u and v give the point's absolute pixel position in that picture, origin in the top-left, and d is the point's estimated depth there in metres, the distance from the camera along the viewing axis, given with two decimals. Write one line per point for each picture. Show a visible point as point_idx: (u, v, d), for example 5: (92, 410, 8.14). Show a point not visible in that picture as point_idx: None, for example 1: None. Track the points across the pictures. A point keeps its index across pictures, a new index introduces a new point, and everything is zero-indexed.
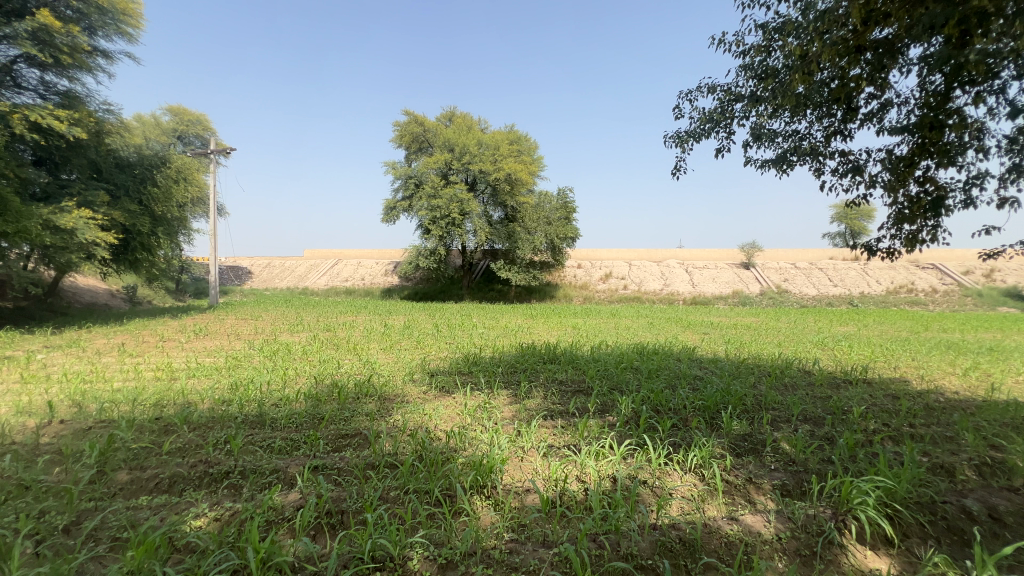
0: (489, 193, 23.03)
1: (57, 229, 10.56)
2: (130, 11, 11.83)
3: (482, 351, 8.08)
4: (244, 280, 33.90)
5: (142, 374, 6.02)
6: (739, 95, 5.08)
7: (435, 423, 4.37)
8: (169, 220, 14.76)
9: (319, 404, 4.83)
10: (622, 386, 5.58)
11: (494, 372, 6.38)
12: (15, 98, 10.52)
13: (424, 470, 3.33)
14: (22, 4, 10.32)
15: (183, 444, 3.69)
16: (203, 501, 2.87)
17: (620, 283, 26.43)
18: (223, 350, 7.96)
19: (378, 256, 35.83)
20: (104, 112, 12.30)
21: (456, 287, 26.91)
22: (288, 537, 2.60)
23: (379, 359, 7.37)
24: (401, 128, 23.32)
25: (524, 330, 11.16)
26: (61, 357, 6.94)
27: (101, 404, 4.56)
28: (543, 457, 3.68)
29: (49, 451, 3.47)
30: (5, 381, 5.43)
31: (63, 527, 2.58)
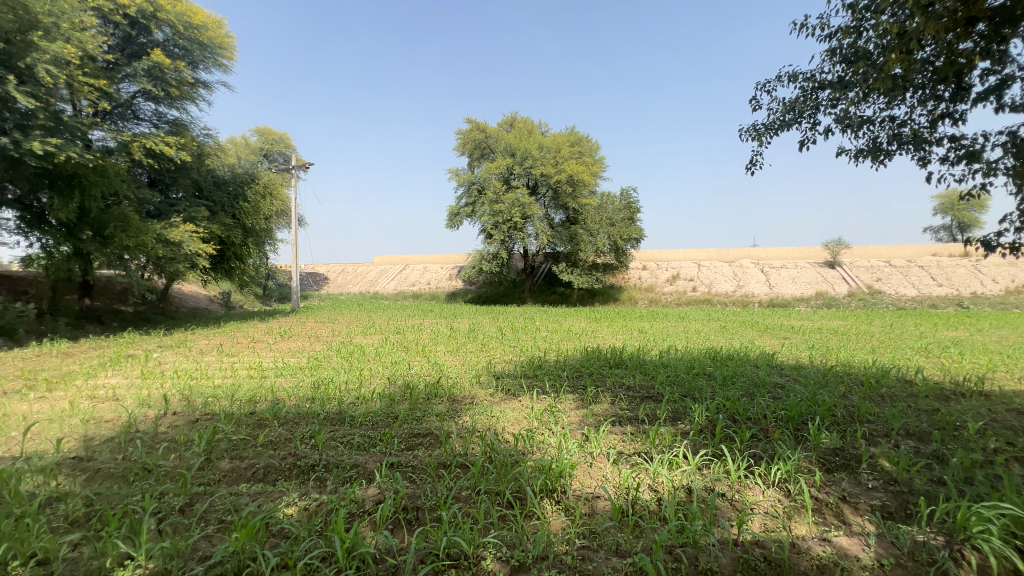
0: (551, 195, 23.09)
1: (167, 243, 11.92)
2: (225, 44, 13.11)
3: (547, 354, 8.08)
4: (322, 286, 36.50)
5: (237, 372, 6.64)
6: (825, 82, 4.71)
7: (504, 426, 4.43)
8: (258, 232, 16.16)
9: (393, 403, 5.07)
10: (695, 393, 5.33)
11: (560, 376, 6.34)
12: (135, 128, 12.00)
13: (494, 472, 3.38)
14: (141, 47, 11.82)
15: (275, 437, 4.03)
16: (293, 491, 3.11)
17: (688, 285, 25.33)
18: (305, 351, 8.57)
19: (443, 261, 36.99)
20: (205, 137, 13.73)
21: (519, 291, 27.15)
22: (370, 529, 2.73)
23: (447, 361, 7.59)
24: (464, 136, 24.00)
25: (588, 333, 11.04)
26: (171, 356, 7.83)
27: (205, 398, 5.07)
28: (613, 464, 3.60)
29: (166, 439, 3.92)
30: (129, 376, 6.21)
31: (180, 508, 2.88)
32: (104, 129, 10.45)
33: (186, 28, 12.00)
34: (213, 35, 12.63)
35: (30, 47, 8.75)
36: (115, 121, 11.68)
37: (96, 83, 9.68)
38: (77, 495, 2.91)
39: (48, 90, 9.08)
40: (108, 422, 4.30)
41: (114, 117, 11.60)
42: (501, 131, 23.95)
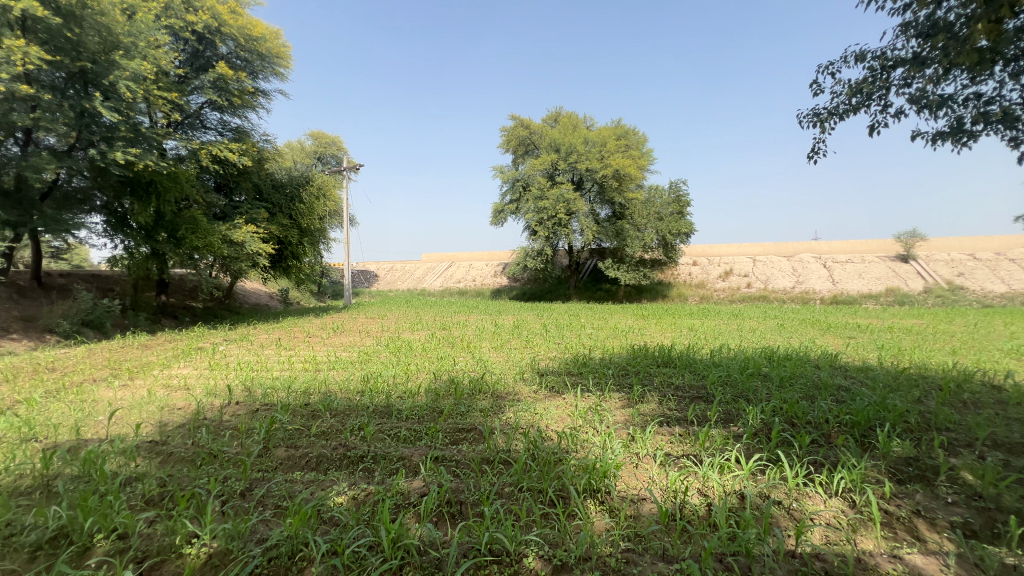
0: (596, 190, 22.78)
1: (231, 243, 12.74)
2: (282, 54, 13.79)
3: (592, 352, 7.96)
4: (372, 283, 37.84)
5: (294, 365, 6.99)
6: (898, 59, 4.33)
7: (547, 423, 4.40)
8: (313, 232, 16.95)
9: (438, 398, 5.17)
10: (749, 394, 5.07)
11: (605, 374, 6.22)
12: (203, 136, 12.89)
13: (537, 470, 3.36)
14: (207, 60, 12.67)
15: (327, 428, 4.21)
16: (344, 480, 3.23)
17: (742, 281, 24.19)
18: (356, 346, 8.91)
19: (488, 258, 37.36)
20: (264, 142, 14.55)
21: (564, 287, 26.97)
22: (415, 521, 2.78)
23: (491, 357, 7.66)
24: (508, 132, 24.12)
25: (635, 331, 10.79)
26: (236, 349, 8.37)
27: (265, 389, 5.38)
28: (660, 466, 3.49)
29: (229, 427, 4.19)
30: (198, 367, 6.70)
31: (240, 492, 3.07)
32: (176, 138, 11.27)
33: (246, 40, 12.71)
34: (271, 45, 13.20)
35: (113, 66, 9.54)
36: (186, 131, 12.59)
37: (168, 96, 10.44)
38: (152, 476, 3.15)
39: (128, 104, 9.90)
40: (180, 410, 4.65)
41: (185, 127, 12.50)
42: (545, 126, 23.85)
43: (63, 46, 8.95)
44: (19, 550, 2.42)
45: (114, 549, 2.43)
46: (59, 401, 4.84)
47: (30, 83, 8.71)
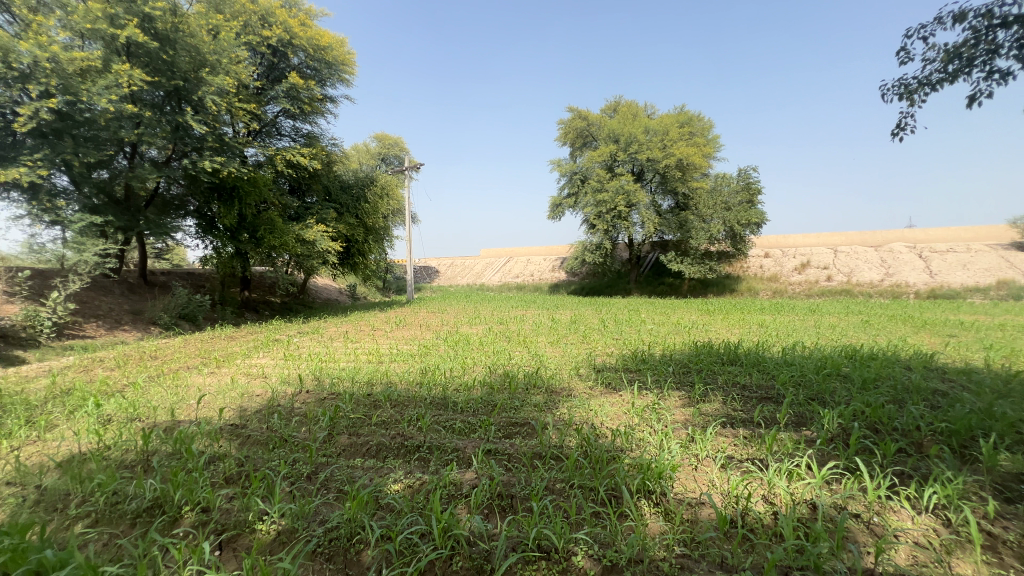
0: (658, 181, 22.05)
1: (304, 242, 13.63)
2: (348, 61, 14.47)
3: (651, 348, 7.70)
4: (434, 278, 39.11)
5: (359, 356, 7.37)
6: (1008, 18, 3.78)
7: (602, 420, 4.30)
8: (377, 230, 17.75)
9: (493, 391, 5.23)
10: (825, 396, 4.67)
11: (664, 371, 5.99)
12: (278, 143, 13.88)
13: (589, 467, 3.30)
14: (281, 72, 13.60)
15: (387, 418, 4.39)
16: (400, 469, 3.36)
17: (821, 273, 22.33)
18: (417, 339, 9.23)
19: (546, 253, 37.29)
20: (332, 146, 15.43)
21: (624, 282, 26.35)
22: (465, 512, 2.83)
23: (547, 352, 7.64)
24: (566, 125, 23.90)
25: (699, 327, 10.29)
26: (308, 341, 8.98)
27: (333, 379, 5.72)
28: (721, 469, 3.30)
29: (299, 414, 4.50)
30: (275, 357, 7.26)
31: (307, 475, 3.28)
32: (255, 146, 12.22)
33: (315, 50, 13.46)
34: (338, 53, 13.88)
35: (201, 82, 10.50)
36: (264, 139, 13.62)
37: (247, 107, 11.33)
38: (231, 456, 3.44)
39: (214, 117, 10.87)
40: (257, 396, 5.06)
41: (263, 135, 13.52)
42: (603, 117, 23.36)
43: (160, 67, 9.98)
44: (122, 516, 2.73)
45: (198, 521, 2.68)
46: (159, 386, 5.44)
47: (134, 102, 9.81)
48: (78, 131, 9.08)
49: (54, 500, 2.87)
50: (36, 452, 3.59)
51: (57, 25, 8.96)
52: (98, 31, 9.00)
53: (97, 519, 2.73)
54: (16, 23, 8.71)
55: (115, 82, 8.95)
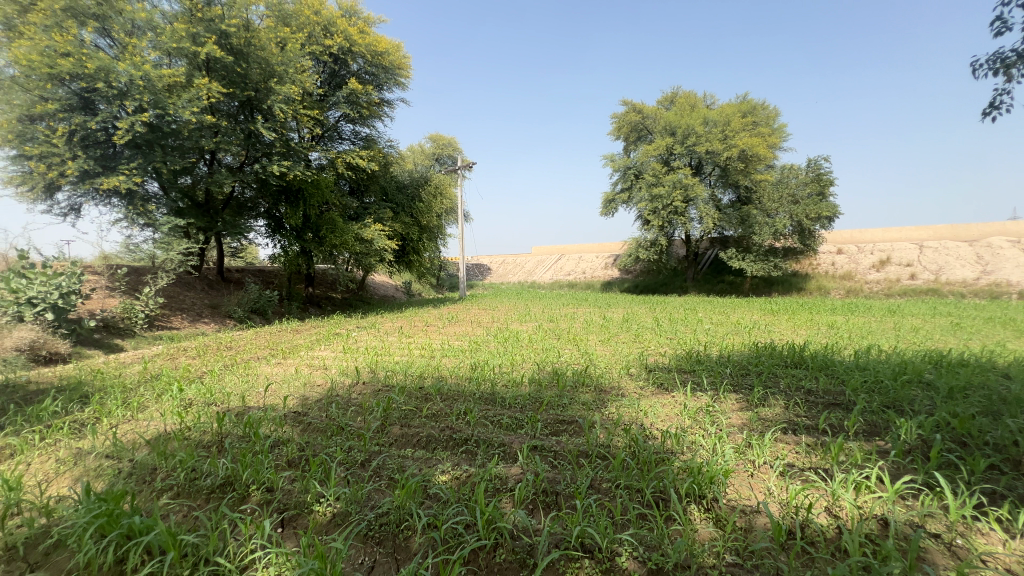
0: (718, 173, 21.17)
1: (363, 240, 14.25)
2: (404, 65, 14.97)
3: (707, 348, 7.39)
4: (486, 275, 39.67)
5: (413, 351, 7.63)
6: None
7: (652, 422, 4.18)
8: (431, 228, 18.24)
9: (541, 388, 5.24)
10: (903, 404, 4.27)
11: (721, 373, 5.72)
12: (339, 146, 14.59)
13: (637, 468, 3.23)
14: (342, 78, 14.29)
15: (437, 411, 4.51)
16: (448, 460, 3.44)
17: (903, 271, 20.45)
18: (468, 335, 9.41)
19: (599, 250, 36.73)
20: (389, 148, 16.03)
21: (680, 279, 25.45)
22: (510, 506, 2.85)
23: (597, 350, 7.54)
24: (619, 119, 23.47)
25: (761, 327, 9.75)
26: (365, 335, 9.39)
27: (387, 372, 5.96)
28: (779, 476, 3.12)
29: (355, 404, 4.73)
30: (335, 350, 7.67)
31: (361, 462, 3.44)
32: (318, 150, 12.92)
33: (374, 56, 14.03)
34: (394, 58, 14.37)
35: (271, 91, 11.28)
36: (326, 143, 14.35)
37: (311, 113, 12.00)
38: (293, 441, 3.67)
39: (281, 124, 11.62)
40: (317, 386, 5.37)
41: (325, 139, 14.25)
42: (659, 109, 22.66)
43: (235, 79, 10.85)
44: (199, 491, 3.00)
45: (263, 499, 2.89)
46: (233, 374, 5.92)
47: (212, 113, 10.69)
48: (165, 142, 10.00)
49: (144, 473, 3.19)
50: (130, 429, 4.02)
51: (150, 45, 9.70)
52: (183, 49, 9.81)
53: (178, 492, 3.00)
54: (116, 46, 9.67)
55: (197, 95, 9.79)
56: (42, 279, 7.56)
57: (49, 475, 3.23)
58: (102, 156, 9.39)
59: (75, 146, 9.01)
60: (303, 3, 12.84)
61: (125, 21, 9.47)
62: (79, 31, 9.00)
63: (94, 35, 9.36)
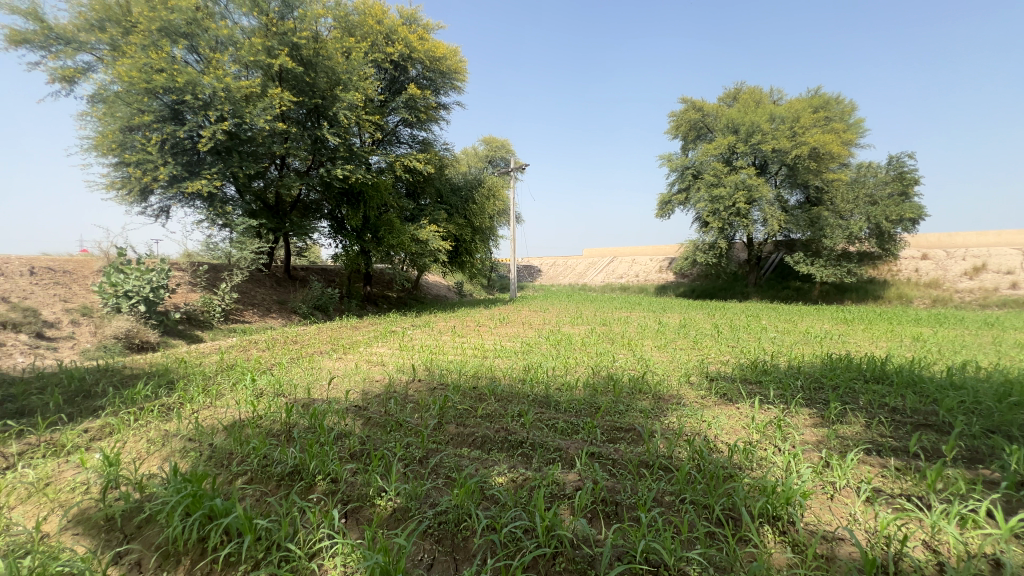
0: (785, 173, 19.99)
1: (419, 241, 14.63)
2: (461, 70, 15.26)
3: (774, 358, 6.94)
4: (535, 277, 39.57)
5: (466, 350, 7.71)
6: None
7: (717, 434, 3.96)
8: (484, 230, 18.43)
9: (596, 393, 5.11)
10: (1013, 430, 3.79)
11: (791, 385, 5.32)
12: (397, 150, 15.08)
13: (702, 483, 3.07)
14: (401, 84, 14.77)
15: (491, 411, 4.51)
16: (504, 462, 3.42)
17: (1002, 279, 18.35)
18: (520, 336, 9.39)
19: (653, 254, 35.67)
20: (444, 151, 16.40)
21: (741, 285, 24.22)
22: (569, 513, 2.78)
23: (654, 356, 7.27)
24: (678, 118, 22.79)
25: (833, 337, 9.06)
26: (419, 334, 9.59)
27: (442, 370, 6.06)
28: (864, 501, 2.86)
29: (413, 400, 4.83)
30: (392, 347, 7.89)
31: (419, 458, 3.49)
32: (378, 154, 13.43)
33: (432, 62, 14.40)
34: (451, 63, 14.67)
35: (336, 99, 11.85)
36: (386, 147, 14.89)
37: (373, 119, 12.48)
38: (355, 435, 3.78)
39: (345, 129, 12.15)
40: (376, 382, 5.54)
41: (384, 143, 14.77)
42: (720, 106, 21.74)
43: (304, 89, 11.53)
44: (271, 477, 3.15)
45: (329, 490, 2.99)
46: (299, 367, 6.23)
47: (284, 120, 11.36)
48: (242, 148, 10.77)
49: (222, 457, 3.41)
50: (210, 415, 4.31)
51: (231, 59, 10.44)
52: (259, 61, 10.49)
53: (252, 477, 3.17)
54: (202, 61, 10.51)
55: (270, 104, 10.44)
56: (136, 273, 8.30)
57: (142, 454, 3.51)
58: (188, 162, 10.26)
59: (165, 153, 9.86)
60: (367, 13, 13.36)
61: (210, 38, 10.25)
62: (171, 48, 9.84)
63: (184, 52, 10.22)
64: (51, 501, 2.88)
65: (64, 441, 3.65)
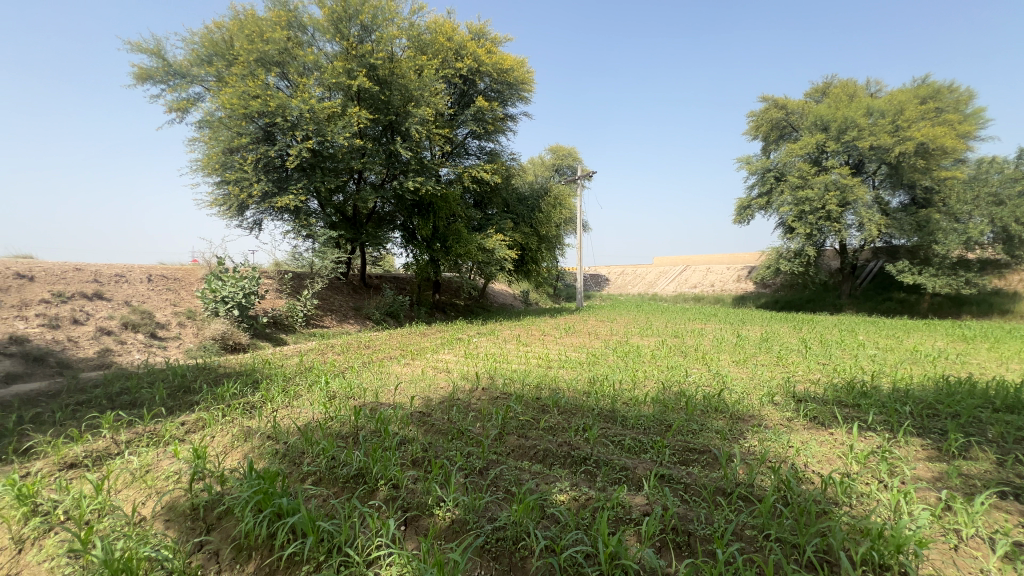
0: (885, 172, 18.03)
1: (485, 250, 14.83)
2: (528, 80, 15.41)
3: (875, 379, 6.15)
4: (603, 287, 38.83)
5: (530, 360, 7.61)
6: None
7: (807, 462, 3.52)
8: (550, 238, 18.34)
9: (667, 410, 4.78)
10: None
11: (897, 411, 4.65)
12: (466, 161, 15.45)
13: (791, 518, 2.72)
14: (470, 97, 15.17)
15: (554, 424, 4.37)
16: (566, 479, 3.27)
17: None
18: (586, 347, 9.15)
19: (730, 262, 33.68)
20: (511, 161, 16.63)
21: (833, 296, 22.07)
22: (635, 541, 2.57)
23: (732, 372, 6.74)
24: (757, 118, 21.44)
25: (950, 357, 7.87)
26: (484, 342, 9.65)
27: (505, 380, 6.00)
28: (1002, 557, 2.37)
29: (474, 409, 4.80)
30: (458, 354, 8.00)
31: (479, 469, 3.43)
32: (447, 166, 13.84)
33: (500, 74, 14.67)
34: (518, 74, 14.85)
35: (408, 114, 12.37)
36: (455, 159, 15.32)
37: (443, 133, 12.89)
38: (418, 441, 3.81)
39: (416, 144, 12.65)
40: (440, 389, 5.59)
41: (454, 156, 15.21)
42: (807, 102, 20.16)
43: (380, 107, 12.20)
44: (337, 479, 3.24)
45: (390, 496, 3.01)
46: (369, 371, 6.48)
47: (361, 137, 12.06)
48: (324, 165, 11.60)
49: (295, 456, 3.56)
50: (287, 415, 4.57)
51: (316, 83, 11.27)
52: (341, 83, 11.22)
53: (320, 478, 3.28)
54: (291, 86, 11.47)
55: (349, 122, 11.11)
56: (232, 280, 9.14)
57: (226, 448, 3.78)
58: (278, 178, 11.20)
59: (259, 171, 10.86)
60: (438, 31, 13.84)
61: (298, 65, 11.18)
62: (266, 76, 10.83)
63: (277, 79, 11.23)
64: (149, 487, 3.16)
65: (164, 432, 4.01)
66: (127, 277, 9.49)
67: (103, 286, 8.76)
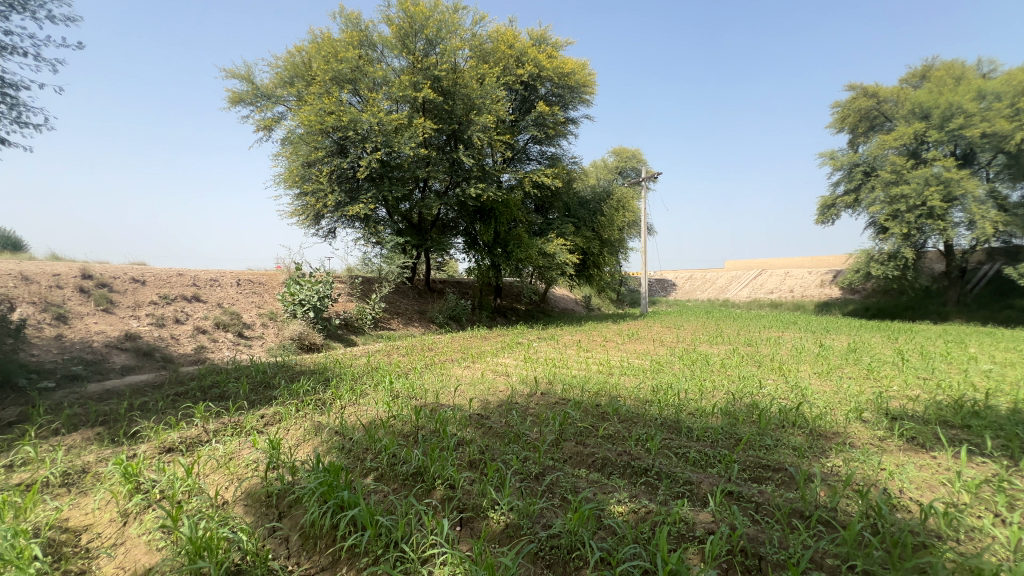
0: (1002, 163, 15.85)
1: (546, 255, 14.80)
2: (590, 83, 15.25)
3: (991, 398, 5.36)
4: (669, 292, 37.35)
5: (590, 366, 7.46)
6: None
7: (903, 488, 3.13)
8: (612, 242, 17.94)
9: (737, 422, 4.47)
10: None
11: (1019, 435, 4.02)
12: (527, 166, 15.54)
13: (881, 549, 2.43)
14: (531, 103, 15.28)
15: (613, 432, 4.23)
16: (625, 490, 3.14)
17: None
18: (650, 354, 8.81)
19: (813, 266, 31.10)
20: (572, 165, 16.51)
21: (936, 303, 19.69)
22: (699, 560, 2.41)
23: (813, 385, 6.18)
24: (843, 109, 19.75)
25: None
26: (544, 347, 9.60)
27: (564, 385, 5.90)
28: None
29: (532, 414, 4.77)
30: (517, 358, 8.02)
31: (535, 475, 3.39)
32: (508, 172, 14.00)
33: (560, 78, 14.64)
34: (580, 77, 14.75)
35: (471, 122, 12.66)
36: (516, 165, 15.48)
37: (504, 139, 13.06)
38: (474, 443, 3.84)
39: (478, 151, 12.91)
40: (498, 392, 5.62)
41: (515, 161, 15.37)
42: (902, 89, 18.29)
43: (444, 117, 12.59)
44: (397, 476, 3.33)
45: (446, 495, 3.05)
46: (431, 373, 6.65)
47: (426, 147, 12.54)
48: (392, 174, 12.16)
49: (359, 452, 3.72)
50: (353, 411, 4.80)
51: (384, 96, 11.84)
52: (407, 96, 11.73)
53: (381, 473, 3.39)
54: (362, 101, 12.16)
55: (415, 133, 11.58)
56: (308, 284, 9.78)
57: (299, 441, 4.03)
58: (349, 189, 11.88)
59: (333, 182, 11.63)
60: (500, 40, 14.08)
61: (369, 81, 11.83)
62: (340, 93, 11.57)
63: (350, 95, 11.96)
64: (230, 474, 3.43)
65: (245, 422, 4.37)
66: (220, 281, 10.48)
67: (200, 290, 9.74)
